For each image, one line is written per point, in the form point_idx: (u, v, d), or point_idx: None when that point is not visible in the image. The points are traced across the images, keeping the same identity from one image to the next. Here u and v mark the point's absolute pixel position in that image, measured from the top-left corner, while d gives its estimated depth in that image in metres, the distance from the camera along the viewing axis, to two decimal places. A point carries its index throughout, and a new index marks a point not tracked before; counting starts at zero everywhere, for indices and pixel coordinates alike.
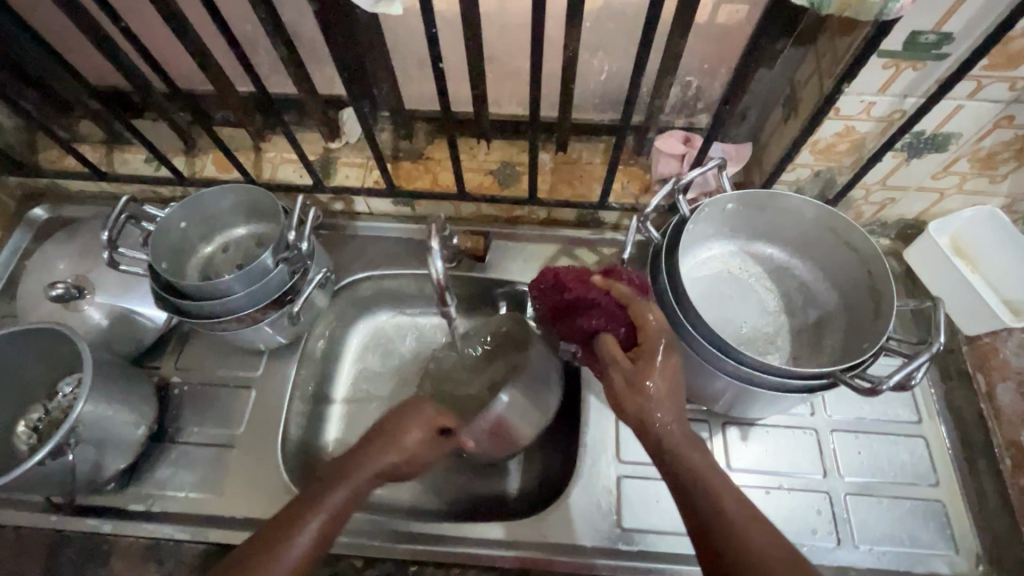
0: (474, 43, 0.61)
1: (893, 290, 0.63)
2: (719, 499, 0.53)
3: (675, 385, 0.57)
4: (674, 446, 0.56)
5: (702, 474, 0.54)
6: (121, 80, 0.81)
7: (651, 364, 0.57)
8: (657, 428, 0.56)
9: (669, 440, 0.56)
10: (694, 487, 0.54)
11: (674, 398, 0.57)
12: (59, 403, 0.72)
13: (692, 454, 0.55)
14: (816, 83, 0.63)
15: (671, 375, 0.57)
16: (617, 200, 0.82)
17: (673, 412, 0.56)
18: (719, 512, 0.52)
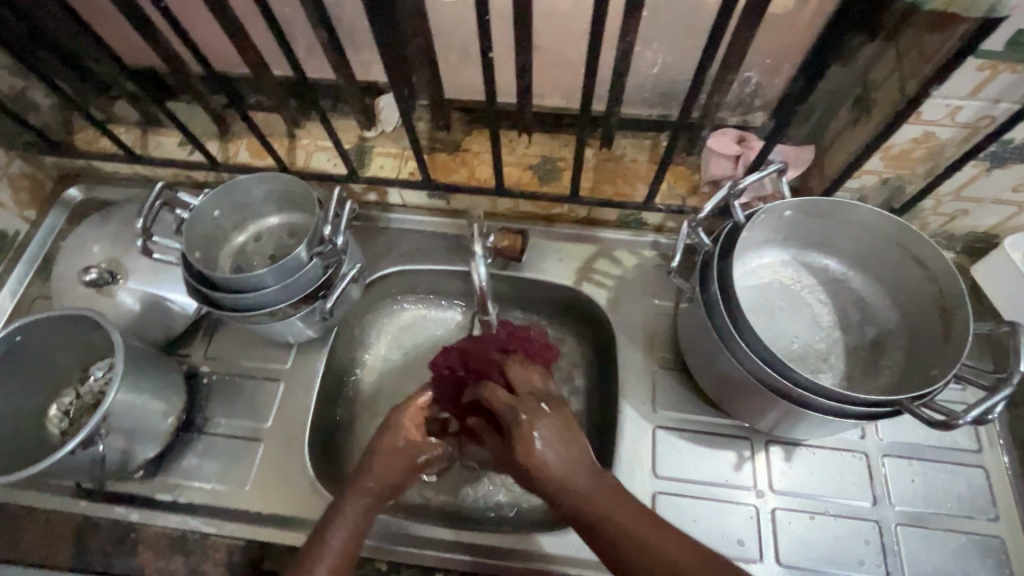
0: (525, 32, 0.58)
1: (968, 313, 0.58)
2: (645, 549, 0.49)
3: (562, 443, 0.54)
4: (582, 503, 0.52)
5: (620, 530, 0.50)
6: (157, 61, 0.79)
7: (520, 443, 0.54)
8: (556, 488, 0.53)
9: (573, 501, 0.52)
10: (619, 549, 0.50)
11: (568, 458, 0.54)
12: (91, 388, 0.72)
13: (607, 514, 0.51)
14: (896, 84, 0.57)
15: (558, 435, 0.54)
16: (662, 200, 0.78)
17: (567, 465, 0.53)
18: (647, 556, 0.49)
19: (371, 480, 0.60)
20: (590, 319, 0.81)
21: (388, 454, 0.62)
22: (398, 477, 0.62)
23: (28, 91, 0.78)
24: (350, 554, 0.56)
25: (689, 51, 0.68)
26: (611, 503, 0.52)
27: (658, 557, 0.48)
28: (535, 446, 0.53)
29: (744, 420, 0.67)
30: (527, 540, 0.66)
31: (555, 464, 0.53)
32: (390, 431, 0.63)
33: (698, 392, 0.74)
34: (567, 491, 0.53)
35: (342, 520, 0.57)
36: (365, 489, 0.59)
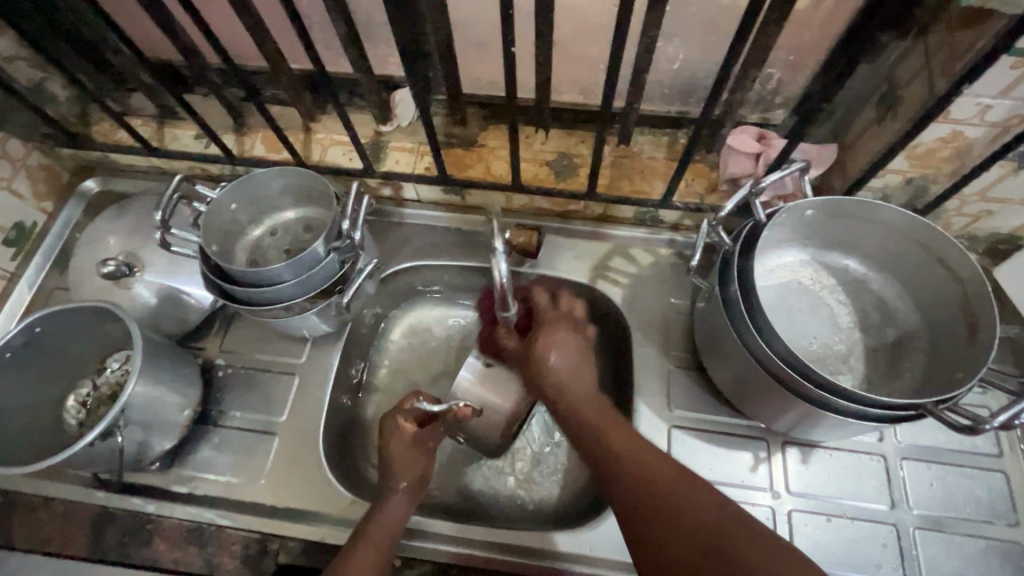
0: (547, 27, 0.57)
1: (994, 316, 0.57)
2: (639, 472, 0.53)
3: (574, 357, 0.60)
4: (585, 418, 0.58)
5: (620, 455, 0.55)
6: (174, 54, 0.79)
7: (536, 344, 0.60)
8: (563, 398, 0.59)
9: (578, 416, 0.58)
10: (611, 468, 0.54)
11: (578, 375, 0.60)
12: (109, 378, 0.72)
13: (608, 428, 0.57)
14: (925, 82, 0.56)
15: (570, 344, 0.61)
16: (680, 199, 0.77)
17: (575, 375, 0.59)
18: (652, 485, 0.52)
19: (399, 478, 0.62)
20: (605, 317, 0.81)
21: (401, 455, 0.63)
22: (421, 476, 0.63)
23: (47, 83, 0.78)
24: (389, 545, 0.59)
25: (711, 47, 0.68)
26: (619, 428, 0.57)
27: (653, 479, 0.52)
28: (551, 353, 0.60)
29: (761, 420, 0.66)
30: (543, 537, 0.66)
31: (563, 372, 0.59)
32: (397, 434, 0.63)
33: (714, 391, 0.73)
34: (575, 402, 0.58)
35: (382, 518, 0.60)
36: (399, 487, 0.62)
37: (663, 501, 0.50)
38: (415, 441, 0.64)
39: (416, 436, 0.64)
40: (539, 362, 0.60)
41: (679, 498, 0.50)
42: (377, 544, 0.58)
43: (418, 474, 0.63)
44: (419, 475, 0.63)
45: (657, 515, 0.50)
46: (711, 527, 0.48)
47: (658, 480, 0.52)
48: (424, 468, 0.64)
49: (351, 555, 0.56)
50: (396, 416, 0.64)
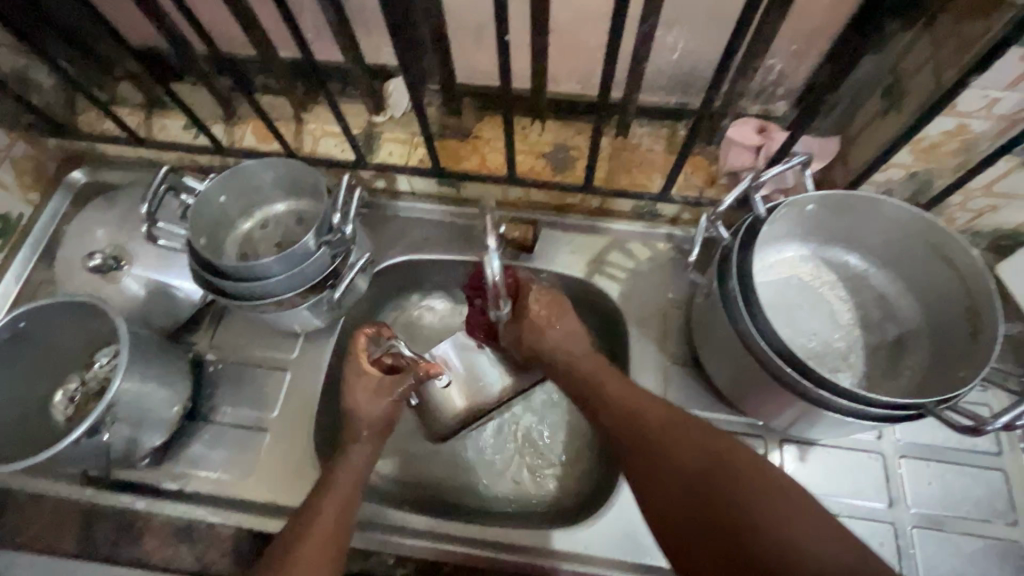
0: (543, 15, 0.55)
1: (997, 313, 0.56)
2: (635, 414, 0.53)
3: (574, 323, 0.62)
4: (582, 365, 0.59)
5: (614, 400, 0.55)
6: (161, 41, 0.77)
7: (528, 313, 0.62)
8: (556, 351, 0.61)
9: (568, 359, 0.61)
10: (604, 410, 0.56)
11: (576, 339, 0.62)
12: (96, 374, 0.70)
13: (601, 373, 0.58)
14: (931, 74, 0.55)
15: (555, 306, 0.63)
16: (680, 192, 0.76)
17: (570, 341, 0.62)
18: (637, 423, 0.53)
19: (362, 427, 0.61)
20: (601, 311, 0.80)
21: (368, 404, 0.61)
22: (388, 420, 0.62)
23: (30, 70, 0.76)
24: (355, 496, 0.57)
25: (713, 36, 0.66)
26: (611, 376, 0.58)
27: (650, 420, 0.52)
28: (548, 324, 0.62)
29: (759, 417, 0.65)
30: (540, 536, 0.65)
31: (560, 336, 0.61)
32: (361, 377, 0.63)
33: (712, 388, 0.72)
34: (567, 360, 0.61)
35: (345, 468, 0.59)
36: (361, 436, 0.60)
37: (657, 440, 0.51)
38: (377, 384, 0.62)
39: (378, 381, 0.63)
40: (537, 328, 0.62)
41: (672, 432, 0.51)
42: (341, 498, 0.56)
43: (383, 421, 0.62)
44: (383, 418, 0.62)
45: (651, 453, 0.51)
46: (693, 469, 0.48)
47: (654, 420, 0.52)
48: (389, 413, 0.62)
49: (310, 522, 0.53)
50: (359, 358, 0.64)
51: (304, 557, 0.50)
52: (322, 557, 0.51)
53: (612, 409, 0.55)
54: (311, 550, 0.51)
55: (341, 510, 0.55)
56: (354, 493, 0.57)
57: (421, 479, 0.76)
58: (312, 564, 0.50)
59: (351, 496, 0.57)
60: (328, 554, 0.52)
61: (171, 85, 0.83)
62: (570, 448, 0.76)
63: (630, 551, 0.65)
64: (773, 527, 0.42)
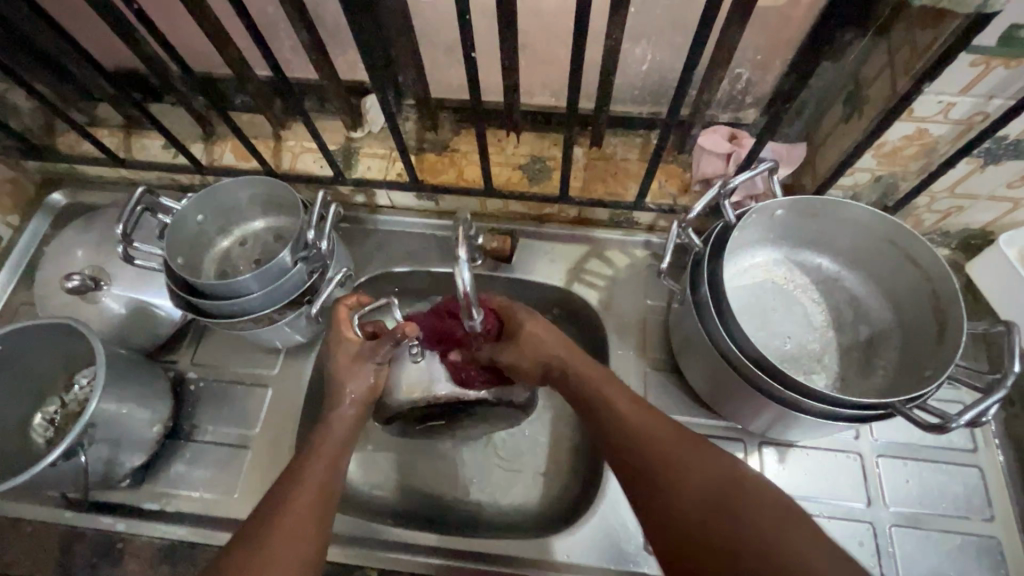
0: (511, 31, 0.56)
1: (962, 312, 0.57)
2: (651, 436, 0.54)
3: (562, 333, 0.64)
4: (592, 383, 0.59)
5: (630, 421, 0.55)
6: (137, 62, 0.77)
7: (526, 331, 0.63)
8: (563, 367, 0.61)
9: (576, 376, 0.60)
10: (619, 431, 0.55)
11: (567, 345, 0.62)
12: (76, 395, 0.71)
13: (611, 393, 0.58)
14: (888, 81, 0.56)
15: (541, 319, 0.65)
16: (654, 200, 0.77)
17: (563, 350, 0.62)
18: (651, 438, 0.54)
19: (347, 398, 0.62)
20: (581, 318, 0.81)
21: (353, 376, 0.63)
22: (369, 388, 0.63)
23: (8, 94, 0.77)
24: (343, 454, 0.59)
25: (679, 48, 0.67)
26: (619, 386, 0.59)
27: (664, 437, 0.53)
28: (542, 338, 0.63)
29: (737, 421, 0.65)
30: (524, 545, 0.65)
31: (559, 348, 0.62)
32: (343, 344, 0.64)
33: (692, 394, 0.73)
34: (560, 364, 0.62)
35: (328, 432, 0.60)
36: (345, 405, 0.62)
37: (676, 459, 0.52)
38: (359, 349, 0.63)
39: (361, 348, 0.63)
40: (531, 344, 0.63)
41: (690, 453, 0.52)
42: (330, 456, 0.58)
43: (365, 391, 0.63)
44: (364, 390, 0.63)
45: (670, 475, 0.51)
46: (712, 490, 0.49)
47: (670, 442, 0.53)
48: (370, 384, 0.63)
49: (300, 474, 0.56)
50: (341, 327, 0.64)
51: (296, 504, 0.53)
52: (311, 510, 0.53)
53: (628, 430, 0.55)
54: (303, 498, 0.54)
55: (330, 468, 0.57)
56: (343, 451, 0.59)
57: (405, 491, 0.76)
58: (303, 510, 0.53)
59: (340, 452, 0.59)
60: (314, 512, 0.53)
61: (149, 106, 0.83)
62: (554, 456, 0.77)
63: (612, 558, 0.65)
64: (793, 549, 0.44)
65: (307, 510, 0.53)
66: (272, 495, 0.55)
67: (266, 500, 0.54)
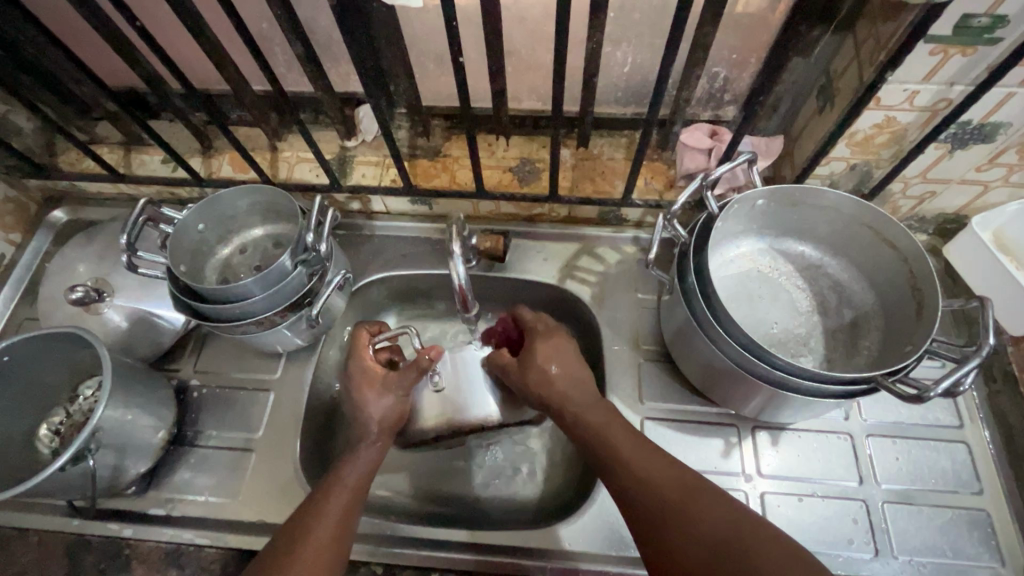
0: (495, 37, 0.59)
1: (937, 289, 0.60)
2: (655, 484, 0.53)
3: (572, 364, 0.65)
4: (597, 426, 0.60)
5: (638, 466, 0.55)
6: (137, 80, 0.80)
7: (535, 358, 0.65)
8: (575, 411, 0.62)
9: (587, 425, 0.60)
10: (628, 478, 0.55)
11: (577, 384, 0.64)
12: (81, 407, 0.73)
13: (614, 435, 0.58)
14: (855, 73, 0.60)
15: (557, 353, 0.66)
16: (640, 197, 0.79)
17: (577, 386, 0.63)
18: (641, 471, 0.55)
19: (371, 425, 0.65)
20: (575, 314, 0.83)
21: (374, 403, 0.66)
22: (393, 415, 0.67)
23: (9, 116, 0.79)
24: (363, 488, 0.61)
25: (658, 50, 0.71)
26: (622, 428, 0.59)
27: (655, 476, 0.54)
28: (549, 366, 0.64)
29: (730, 406, 0.67)
30: (530, 535, 0.67)
31: (564, 384, 0.63)
32: (365, 374, 0.67)
33: (685, 381, 0.75)
34: (563, 399, 0.63)
35: (355, 460, 0.63)
36: (371, 434, 0.65)
37: (683, 508, 0.51)
38: (384, 380, 0.67)
39: (383, 376, 0.68)
40: (540, 372, 0.64)
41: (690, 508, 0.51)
42: (351, 489, 0.60)
43: (389, 418, 0.67)
44: (390, 417, 0.66)
45: (676, 529, 0.50)
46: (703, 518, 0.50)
47: (675, 492, 0.52)
48: (393, 411, 0.67)
49: (317, 511, 0.56)
50: (360, 357, 0.68)
51: (313, 539, 0.54)
52: (333, 537, 0.55)
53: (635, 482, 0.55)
54: (320, 533, 0.54)
55: (349, 499, 0.59)
56: (361, 486, 0.61)
57: (410, 490, 0.77)
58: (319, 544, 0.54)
59: (358, 485, 0.61)
60: (334, 541, 0.55)
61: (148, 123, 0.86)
62: (552, 452, 0.78)
63: (612, 545, 0.66)
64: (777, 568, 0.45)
65: (322, 546, 0.53)
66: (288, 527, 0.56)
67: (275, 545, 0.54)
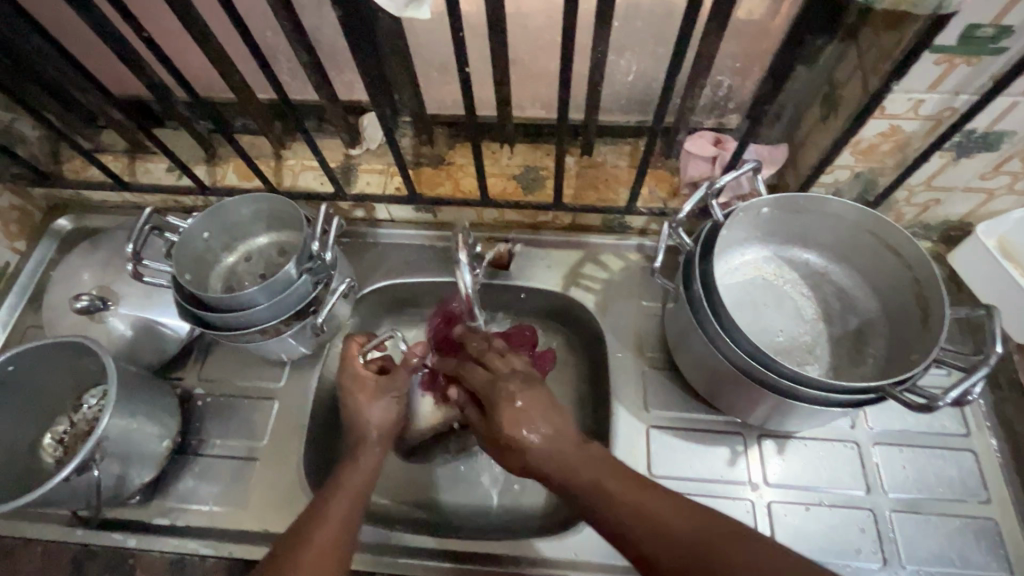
0: (501, 47, 0.59)
1: (943, 298, 0.60)
2: (669, 532, 0.46)
3: (546, 415, 0.58)
4: (593, 483, 0.52)
5: (655, 523, 0.47)
6: (143, 89, 0.81)
7: (499, 414, 0.59)
8: (558, 474, 0.55)
9: (580, 485, 0.53)
10: (647, 540, 0.47)
11: (556, 436, 0.57)
12: (85, 415, 0.72)
13: (618, 492, 0.51)
14: (859, 82, 0.60)
15: (527, 406, 0.59)
16: (645, 204, 0.79)
17: (556, 439, 0.57)
18: (659, 527, 0.47)
19: (371, 430, 0.66)
20: (579, 322, 0.83)
21: (369, 409, 0.67)
22: (389, 419, 0.67)
23: (16, 124, 0.79)
24: (363, 495, 0.61)
25: (662, 58, 0.71)
26: (625, 478, 0.52)
27: (678, 534, 0.46)
28: (517, 429, 0.57)
29: (736, 414, 0.67)
30: (537, 546, 0.66)
31: (542, 444, 0.57)
32: (359, 380, 0.68)
33: (690, 390, 0.74)
34: (544, 457, 0.56)
35: (357, 467, 0.63)
36: (370, 438, 0.65)
37: (721, 569, 0.42)
38: (376, 384, 0.68)
39: (375, 382, 0.68)
40: (510, 439, 0.58)
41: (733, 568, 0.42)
42: (354, 495, 0.60)
43: (387, 422, 0.67)
44: (386, 420, 0.67)
45: None
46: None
47: (707, 549, 0.44)
48: (390, 415, 0.67)
49: (322, 515, 0.56)
50: (352, 365, 0.68)
51: (318, 541, 0.53)
52: (337, 542, 0.54)
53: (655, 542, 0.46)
54: (325, 538, 0.54)
55: (352, 505, 0.59)
56: (363, 492, 0.61)
57: (413, 498, 0.77)
58: (321, 549, 0.52)
59: (360, 492, 0.60)
60: (339, 545, 0.54)
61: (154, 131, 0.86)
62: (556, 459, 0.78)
63: (618, 554, 0.66)
64: None
65: (323, 555, 0.52)
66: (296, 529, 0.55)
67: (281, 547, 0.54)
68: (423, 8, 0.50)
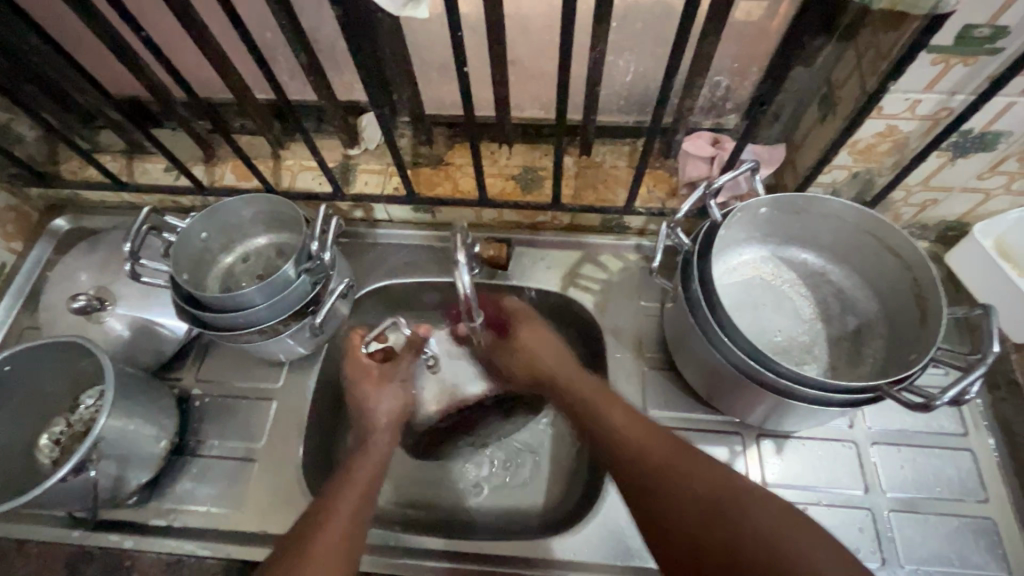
0: (500, 47, 0.59)
1: (941, 297, 0.60)
2: (636, 447, 0.57)
3: (555, 344, 0.71)
4: (586, 400, 0.63)
5: (624, 435, 0.58)
6: (141, 89, 0.81)
7: (518, 342, 0.71)
8: (557, 387, 0.67)
9: (577, 402, 0.64)
10: (616, 451, 0.57)
11: (558, 357, 0.69)
12: (81, 416, 0.72)
13: (602, 405, 0.62)
14: (856, 82, 0.60)
15: (538, 337, 0.71)
16: (643, 204, 0.80)
17: (556, 360, 0.69)
18: (628, 443, 0.57)
19: (381, 417, 0.68)
20: (578, 322, 0.83)
21: (376, 397, 0.69)
22: (397, 407, 0.70)
23: (13, 124, 0.79)
24: (373, 486, 0.60)
25: (661, 59, 0.71)
26: (610, 400, 0.62)
27: (641, 449, 0.56)
28: (537, 350, 0.70)
29: (735, 414, 0.66)
30: (533, 545, 0.66)
31: (550, 363, 0.69)
32: (361, 370, 0.70)
33: (689, 390, 0.74)
34: (545, 373, 0.69)
35: (366, 458, 0.63)
36: (379, 425, 0.68)
37: (667, 474, 0.53)
38: (382, 372, 0.71)
39: (379, 370, 0.71)
40: (530, 357, 0.70)
41: (674, 469, 0.54)
42: (361, 486, 0.59)
43: (394, 410, 0.70)
44: (394, 406, 0.70)
45: (660, 491, 0.53)
46: (672, 466, 0.54)
47: (658, 458, 0.55)
48: (396, 401, 0.70)
49: (329, 508, 0.56)
50: (355, 355, 0.71)
51: (326, 535, 0.53)
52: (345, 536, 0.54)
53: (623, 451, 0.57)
54: (333, 532, 0.53)
55: (361, 498, 0.58)
56: (372, 484, 0.60)
57: (411, 500, 0.77)
58: (332, 543, 0.52)
59: (370, 484, 0.60)
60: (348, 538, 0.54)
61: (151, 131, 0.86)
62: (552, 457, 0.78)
63: (617, 555, 0.66)
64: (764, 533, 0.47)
65: (333, 548, 0.52)
66: (301, 528, 0.54)
67: (290, 541, 0.53)
68: (422, 7, 0.51)
